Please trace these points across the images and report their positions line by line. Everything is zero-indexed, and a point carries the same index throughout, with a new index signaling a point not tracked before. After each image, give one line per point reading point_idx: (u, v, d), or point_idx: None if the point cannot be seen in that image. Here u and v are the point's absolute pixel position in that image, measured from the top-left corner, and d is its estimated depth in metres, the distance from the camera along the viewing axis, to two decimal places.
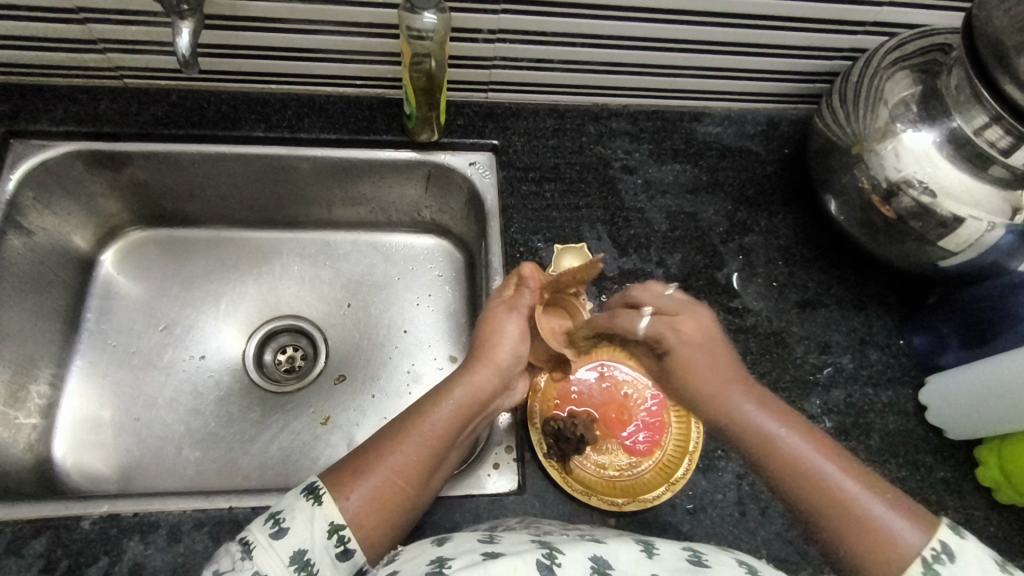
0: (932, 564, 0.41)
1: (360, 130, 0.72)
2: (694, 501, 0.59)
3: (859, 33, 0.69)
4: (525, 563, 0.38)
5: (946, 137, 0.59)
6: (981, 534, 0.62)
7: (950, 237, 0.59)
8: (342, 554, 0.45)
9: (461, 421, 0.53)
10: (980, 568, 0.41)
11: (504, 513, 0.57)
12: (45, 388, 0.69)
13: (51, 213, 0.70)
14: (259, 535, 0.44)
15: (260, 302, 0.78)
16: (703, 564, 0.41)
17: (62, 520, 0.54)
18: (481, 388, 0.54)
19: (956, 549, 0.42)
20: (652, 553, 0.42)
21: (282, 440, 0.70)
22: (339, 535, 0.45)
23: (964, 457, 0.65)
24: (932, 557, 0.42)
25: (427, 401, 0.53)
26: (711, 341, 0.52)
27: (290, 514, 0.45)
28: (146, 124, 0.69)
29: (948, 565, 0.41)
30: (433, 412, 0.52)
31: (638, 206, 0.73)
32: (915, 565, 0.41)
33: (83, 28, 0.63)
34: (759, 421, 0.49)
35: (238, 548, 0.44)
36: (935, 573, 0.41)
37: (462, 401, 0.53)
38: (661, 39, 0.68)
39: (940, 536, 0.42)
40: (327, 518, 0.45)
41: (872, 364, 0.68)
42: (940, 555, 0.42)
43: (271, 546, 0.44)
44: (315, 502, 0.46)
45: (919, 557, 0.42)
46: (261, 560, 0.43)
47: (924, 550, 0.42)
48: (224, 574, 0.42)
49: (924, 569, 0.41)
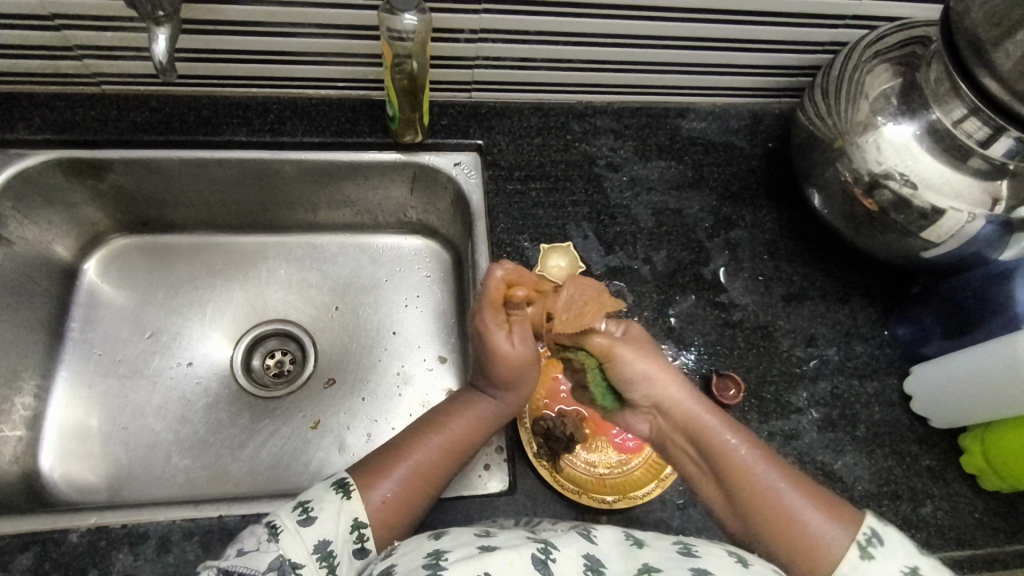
0: (866, 548, 0.46)
1: (343, 132, 0.72)
2: (683, 497, 0.59)
3: (840, 26, 0.69)
4: (521, 556, 0.38)
5: (926, 129, 0.59)
6: (967, 521, 0.63)
7: (933, 229, 0.60)
8: (359, 552, 0.47)
9: (477, 435, 0.56)
10: (906, 550, 0.46)
11: (497, 513, 0.57)
12: (30, 399, 0.68)
13: (30, 222, 0.69)
14: (286, 521, 0.46)
15: (247, 307, 0.78)
16: (692, 554, 0.41)
17: (50, 533, 0.53)
18: (499, 405, 0.57)
19: (884, 534, 0.47)
20: (641, 545, 0.42)
21: (272, 446, 0.70)
22: (359, 533, 0.47)
23: (948, 445, 0.66)
24: (866, 541, 0.47)
25: (449, 412, 0.57)
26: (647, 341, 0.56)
27: (319, 504, 0.47)
28: (125, 131, 0.69)
29: (879, 548, 0.46)
30: (455, 421, 0.56)
31: (624, 204, 0.73)
32: (852, 551, 0.46)
33: (58, 35, 0.62)
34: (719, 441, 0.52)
35: (265, 530, 0.45)
36: (870, 556, 0.46)
37: (482, 416, 0.57)
38: (645, 36, 0.68)
39: (867, 522, 0.48)
40: (352, 514, 0.48)
41: (857, 356, 0.69)
42: (871, 539, 0.47)
43: (298, 533, 0.45)
44: (343, 496, 0.48)
45: (852, 543, 0.47)
46: (286, 544, 0.44)
47: (855, 540, 0.47)
48: (248, 553, 0.44)
49: (859, 553, 0.46)
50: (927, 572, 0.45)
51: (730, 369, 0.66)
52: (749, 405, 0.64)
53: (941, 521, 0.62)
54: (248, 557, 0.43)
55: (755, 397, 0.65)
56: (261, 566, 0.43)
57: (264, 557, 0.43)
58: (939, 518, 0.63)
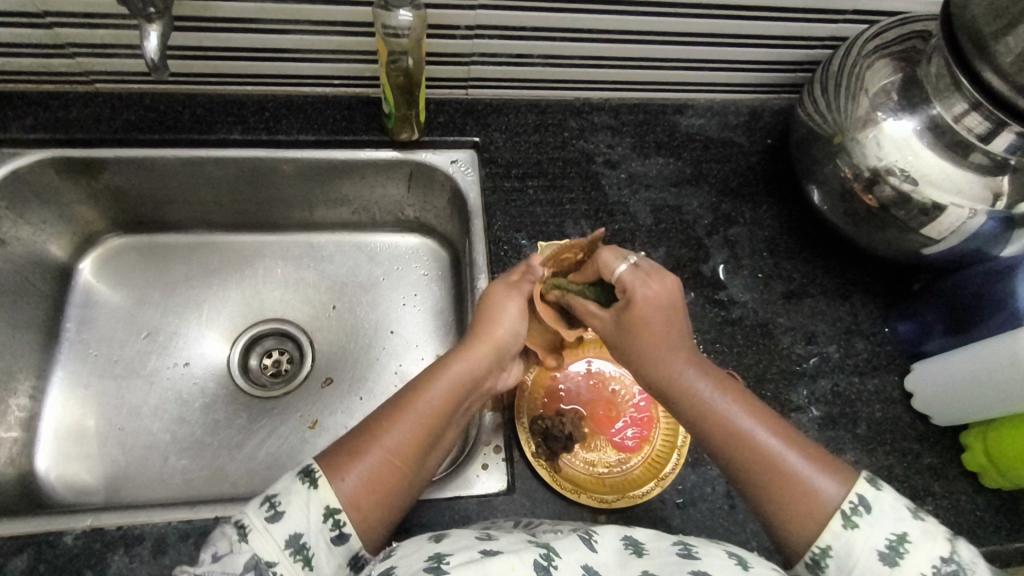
0: (850, 517, 0.43)
1: (339, 130, 0.71)
2: (683, 496, 0.59)
3: (839, 21, 0.69)
4: (522, 561, 0.38)
5: (928, 124, 0.59)
6: (969, 519, 0.62)
7: (933, 225, 0.59)
8: (338, 539, 0.45)
9: (458, 398, 0.52)
10: (895, 517, 0.43)
11: (495, 513, 0.57)
12: (25, 400, 0.68)
13: (25, 222, 0.69)
14: (254, 519, 0.43)
15: (245, 307, 0.77)
16: (692, 556, 0.41)
17: (45, 535, 0.53)
18: (480, 365, 0.53)
19: (871, 499, 0.44)
20: (641, 554, 0.42)
21: (269, 446, 0.69)
22: (335, 519, 0.45)
23: (949, 442, 0.65)
24: (851, 510, 0.44)
25: (424, 377, 0.52)
26: (672, 307, 0.52)
27: (286, 497, 0.44)
28: (120, 130, 0.68)
29: (865, 516, 0.43)
30: (431, 387, 0.51)
31: (623, 201, 0.72)
32: (837, 517, 0.44)
33: (50, 33, 0.62)
34: (695, 384, 0.49)
35: (234, 530, 0.43)
36: (854, 526, 0.43)
37: (459, 378, 0.52)
38: (642, 31, 0.68)
39: (857, 488, 0.44)
40: (323, 502, 0.45)
41: (858, 353, 0.69)
42: (857, 507, 0.44)
43: (266, 530, 0.43)
44: (310, 485, 0.45)
45: (837, 509, 0.44)
46: (257, 543, 0.43)
47: (843, 504, 0.44)
48: (223, 558, 0.42)
49: (843, 522, 0.43)
50: (917, 539, 0.42)
51: (730, 367, 0.66)
52: None
53: (942, 519, 0.62)
54: (221, 562, 0.41)
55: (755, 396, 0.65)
56: (236, 569, 0.41)
57: (237, 560, 0.42)
58: (940, 516, 0.62)
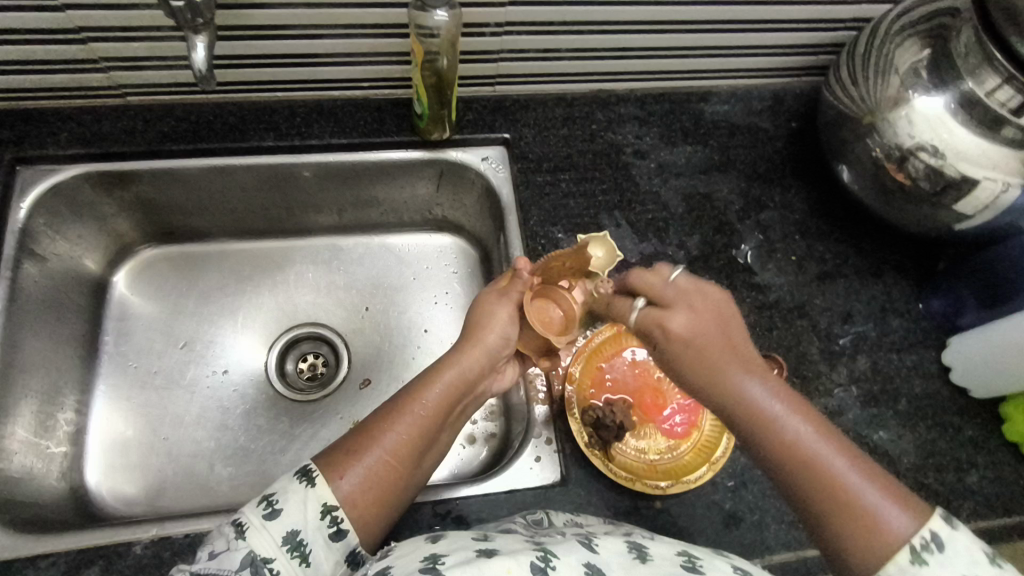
0: (921, 553, 0.38)
1: (370, 132, 0.71)
2: (734, 478, 0.60)
3: (863, 3, 0.69)
4: (518, 563, 0.38)
5: (961, 101, 0.58)
6: (1013, 488, 0.63)
7: (965, 199, 0.60)
8: (334, 535, 0.44)
9: (451, 399, 0.52)
10: (970, 560, 0.38)
11: (550, 504, 0.58)
12: (71, 414, 0.68)
13: (62, 237, 0.69)
14: (253, 516, 0.44)
15: (279, 312, 0.78)
16: (697, 570, 0.40)
17: (112, 547, 0.53)
18: (472, 368, 0.53)
19: (945, 538, 0.39)
20: (646, 560, 0.41)
21: (315, 450, 0.70)
22: (332, 516, 0.44)
23: (989, 414, 0.66)
24: (921, 546, 0.39)
25: (418, 381, 0.51)
26: (717, 320, 0.46)
27: (283, 496, 0.44)
28: (153, 141, 0.68)
29: (936, 554, 0.38)
30: (426, 390, 0.51)
31: (654, 189, 0.73)
32: (902, 553, 0.39)
33: (84, 48, 0.62)
34: (756, 398, 0.43)
35: (231, 529, 0.43)
36: (923, 563, 0.38)
37: (452, 382, 0.52)
38: (671, 20, 0.68)
39: (930, 524, 0.39)
40: (319, 500, 0.44)
41: (893, 330, 0.69)
42: (929, 543, 0.39)
43: (264, 527, 0.43)
44: (308, 484, 0.45)
45: (907, 544, 0.39)
46: (255, 540, 0.43)
47: (913, 539, 0.39)
48: (220, 555, 0.42)
49: (911, 557, 0.38)
50: None
51: (772, 350, 0.66)
52: (792, 384, 0.65)
53: (987, 490, 0.63)
54: (219, 560, 0.42)
55: (797, 376, 0.65)
56: (231, 566, 0.41)
57: (235, 558, 0.42)
58: (985, 487, 0.63)
